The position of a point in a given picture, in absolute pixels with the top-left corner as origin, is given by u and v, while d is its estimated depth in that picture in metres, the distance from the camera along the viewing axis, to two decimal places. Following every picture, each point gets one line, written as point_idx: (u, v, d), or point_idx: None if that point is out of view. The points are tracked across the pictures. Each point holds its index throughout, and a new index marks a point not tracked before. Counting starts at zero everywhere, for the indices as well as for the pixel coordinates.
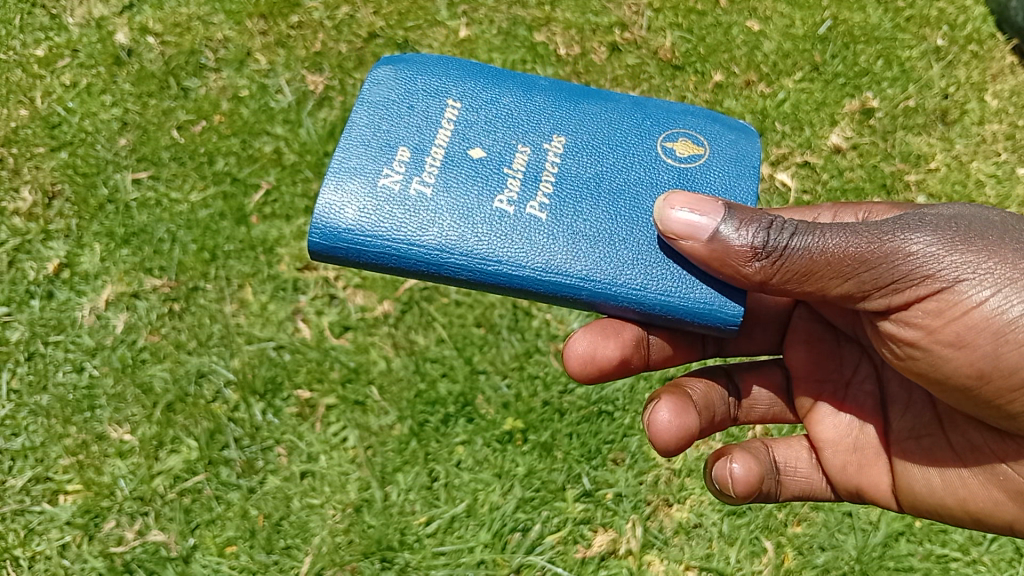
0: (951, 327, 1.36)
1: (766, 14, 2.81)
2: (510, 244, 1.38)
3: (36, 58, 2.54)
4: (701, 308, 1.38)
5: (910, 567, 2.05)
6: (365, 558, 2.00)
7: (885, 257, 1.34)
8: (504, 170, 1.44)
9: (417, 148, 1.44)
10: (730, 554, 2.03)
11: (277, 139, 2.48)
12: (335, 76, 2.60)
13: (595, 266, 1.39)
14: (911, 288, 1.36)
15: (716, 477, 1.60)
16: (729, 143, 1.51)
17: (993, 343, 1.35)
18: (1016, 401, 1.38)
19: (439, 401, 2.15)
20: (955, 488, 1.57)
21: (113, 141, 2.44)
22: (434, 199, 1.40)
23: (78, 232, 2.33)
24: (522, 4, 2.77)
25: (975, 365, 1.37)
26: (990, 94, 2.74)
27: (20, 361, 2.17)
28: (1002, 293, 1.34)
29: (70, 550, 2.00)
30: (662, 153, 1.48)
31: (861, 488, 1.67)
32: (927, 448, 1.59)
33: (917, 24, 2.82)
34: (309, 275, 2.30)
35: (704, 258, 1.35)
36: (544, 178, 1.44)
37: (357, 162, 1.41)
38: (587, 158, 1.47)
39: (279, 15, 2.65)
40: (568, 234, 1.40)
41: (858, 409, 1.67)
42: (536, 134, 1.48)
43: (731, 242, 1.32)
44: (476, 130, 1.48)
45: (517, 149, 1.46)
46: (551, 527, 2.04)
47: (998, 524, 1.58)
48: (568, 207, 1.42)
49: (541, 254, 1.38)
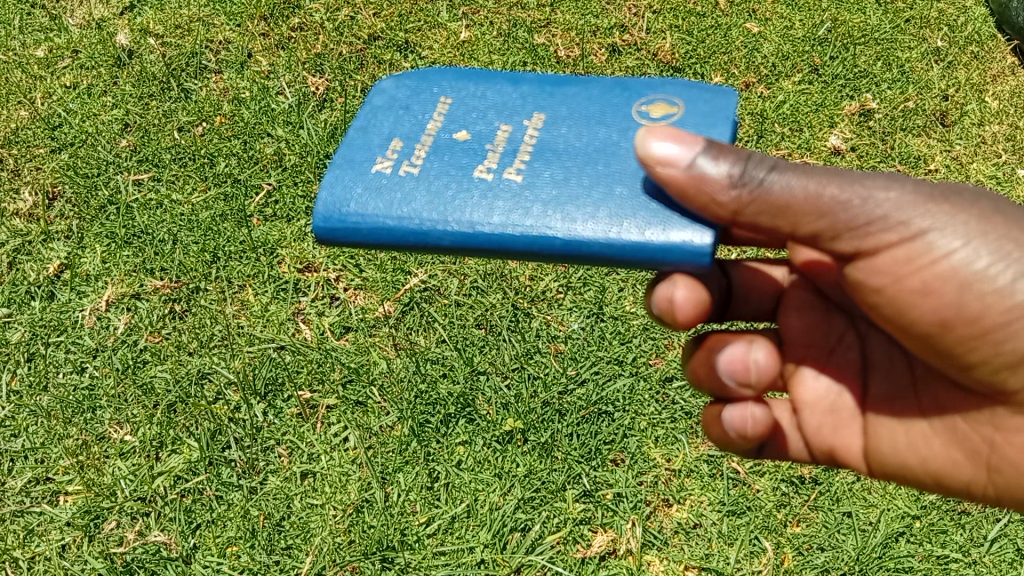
0: (917, 275, 1.36)
1: (765, 16, 2.87)
2: (487, 206, 1.29)
3: (35, 59, 2.68)
4: (669, 241, 1.23)
5: (911, 568, 2.03)
6: (366, 558, 1.98)
7: (862, 202, 1.31)
8: (483, 146, 1.36)
9: (409, 137, 1.39)
10: (729, 555, 2.02)
11: (278, 141, 2.52)
12: (335, 79, 2.64)
13: (570, 215, 1.27)
14: (883, 234, 1.33)
15: (733, 421, 1.58)
16: (706, 101, 1.37)
17: (957, 293, 1.36)
18: (975, 349, 1.40)
19: (439, 402, 2.14)
20: (918, 448, 1.58)
21: (114, 142, 2.52)
22: (421, 177, 1.34)
23: (79, 233, 2.37)
24: (523, 7, 2.83)
25: (937, 312, 1.38)
26: (990, 95, 2.77)
27: (20, 361, 2.19)
28: (973, 246, 1.34)
29: (70, 551, 1.98)
30: (636, 115, 1.37)
31: (833, 450, 1.69)
32: (898, 410, 1.60)
33: (916, 25, 2.90)
34: (310, 276, 2.32)
35: (681, 188, 1.23)
36: (523, 149, 1.35)
37: (357, 153, 1.38)
38: (568, 130, 1.36)
39: (280, 18, 2.78)
40: (543, 195, 1.29)
41: (840, 372, 1.66)
42: (515, 113, 1.40)
43: (708, 175, 1.23)
44: (465, 115, 1.41)
45: (498, 128, 1.38)
46: (551, 527, 2.03)
47: (957, 488, 1.59)
48: (551, 170, 1.31)
49: (520, 213, 1.28)
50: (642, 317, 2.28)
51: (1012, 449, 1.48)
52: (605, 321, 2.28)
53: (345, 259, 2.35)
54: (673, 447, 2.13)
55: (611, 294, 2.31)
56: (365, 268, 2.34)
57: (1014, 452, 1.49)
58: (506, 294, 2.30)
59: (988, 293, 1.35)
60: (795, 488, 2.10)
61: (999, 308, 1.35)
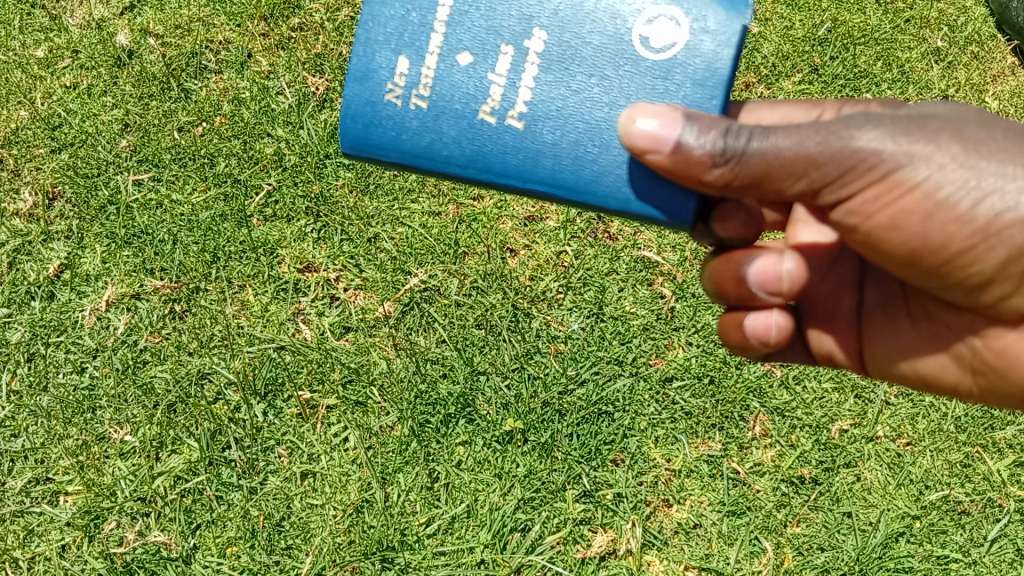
0: (886, 211, 1.34)
1: (765, 16, 2.85)
2: (495, 147, 1.31)
3: (35, 59, 2.68)
4: (657, 204, 1.30)
5: (909, 567, 2.04)
6: (366, 558, 1.99)
7: (830, 152, 1.28)
8: (486, 77, 1.31)
9: (416, 54, 1.32)
10: (729, 555, 2.02)
11: (278, 141, 2.52)
12: (335, 79, 2.64)
13: (573, 162, 1.30)
14: (855, 179, 1.31)
15: (753, 328, 1.62)
16: (711, 18, 1.28)
17: (923, 225, 1.34)
18: (948, 271, 1.40)
19: (439, 403, 2.14)
20: (908, 354, 1.61)
21: (114, 143, 2.52)
22: (433, 109, 1.32)
23: (79, 234, 2.37)
24: None
25: (906, 245, 1.37)
26: (991, 95, 2.81)
27: (20, 361, 2.19)
28: (938, 174, 1.31)
29: (71, 550, 1.99)
30: (636, 43, 1.30)
31: (831, 354, 1.70)
32: (891, 317, 1.61)
33: (916, 25, 2.89)
34: (310, 276, 2.32)
35: (669, 169, 1.24)
36: (526, 83, 1.31)
37: (369, 69, 1.33)
38: (570, 61, 1.31)
39: (280, 18, 2.75)
40: (548, 138, 1.30)
41: (838, 284, 1.67)
42: (515, 27, 1.31)
43: (693, 150, 1.22)
44: (468, 32, 1.32)
45: (500, 49, 1.32)
46: (551, 527, 2.03)
47: (945, 390, 1.62)
48: (554, 112, 1.31)
49: (528, 156, 1.31)
50: (642, 317, 2.28)
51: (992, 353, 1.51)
52: (605, 320, 2.27)
53: (345, 259, 2.35)
54: (673, 447, 2.13)
55: (611, 293, 2.31)
56: (365, 268, 2.33)
57: (996, 355, 1.51)
58: (506, 294, 2.28)
59: (950, 222, 1.34)
60: (795, 488, 2.10)
61: (962, 234, 1.34)
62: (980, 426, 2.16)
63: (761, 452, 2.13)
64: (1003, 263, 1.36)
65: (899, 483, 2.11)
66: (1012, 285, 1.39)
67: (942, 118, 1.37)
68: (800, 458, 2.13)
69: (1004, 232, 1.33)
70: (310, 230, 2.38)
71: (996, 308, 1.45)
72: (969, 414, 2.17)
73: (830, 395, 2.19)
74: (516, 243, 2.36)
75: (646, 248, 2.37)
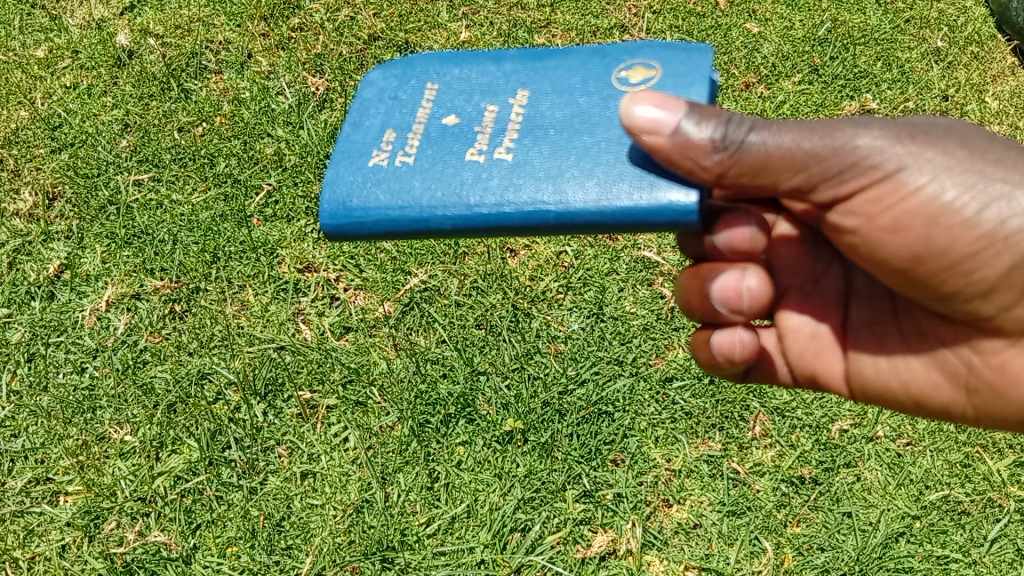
0: (889, 213, 1.36)
1: (765, 16, 2.93)
2: (485, 185, 1.30)
3: (36, 59, 2.71)
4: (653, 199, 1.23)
5: (910, 568, 2.02)
6: (366, 558, 1.98)
7: (832, 150, 1.32)
8: (473, 129, 1.35)
9: (400, 127, 1.38)
10: (729, 555, 2.01)
11: (278, 141, 2.53)
12: (335, 79, 2.66)
13: (562, 182, 1.27)
14: (856, 178, 1.34)
15: (720, 345, 1.64)
16: (681, 61, 1.35)
17: (927, 227, 1.37)
18: (949, 279, 1.41)
19: (439, 403, 2.14)
20: (899, 370, 1.60)
21: (114, 142, 2.54)
22: (419, 167, 1.33)
23: (79, 234, 2.38)
24: (523, 7, 2.92)
25: (908, 248, 1.39)
26: (990, 96, 2.80)
27: (20, 361, 2.19)
28: (940, 180, 1.34)
29: (70, 551, 1.98)
30: (616, 84, 1.35)
31: (814, 373, 1.70)
32: (880, 337, 1.61)
33: (916, 25, 2.93)
34: (310, 276, 2.32)
35: (667, 154, 1.23)
36: (510, 129, 1.34)
37: (358, 145, 1.37)
38: (553, 104, 1.35)
39: (280, 18, 2.81)
40: (536, 170, 1.29)
41: (823, 301, 1.66)
42: (497, 88, 1.38)
43: (692, 135, 1.24)
44: (453, 99, 1.39)
45: (484, 108, 1.37)
46: (551, 527, 2.03)
47: (935, 410, 1.61)
48: (539, 149, 1.31)
49: (516, 189, 1.28)
50: (642, 317, 2.28)
51: (988, 368, 1.52)
52: (605, 321, 2.28)
53: (345, 259, 2.35)
54: (673, 447, 2.13)
55: (611, 293, 2.31)
56: (365, 268, 2.34)
57: (992, 370, 1.52)
58: (506, 294, 2.29)
59: (955, 226, 1.36)
60: (795, 488, 2.09)
61: (966, 239, 1.37)
62: (979, 426, 2.16)
63: (761, 452, 2.13)
64: (1006, 270, 1.38)
65: (899, 483, 2.10)
66: (1014, 296, 1.41)
67: (944, 126, 1.40)
68: (800, 458, 2.13)
69: (1008, 239, 1.36)
70: (310, 230, 2.39)
71: (994, 321, 1.46)
72: None
73: (830, 394, 2.20)
74: (516, 243, 2.39)
75: (646, 248, 2.38)
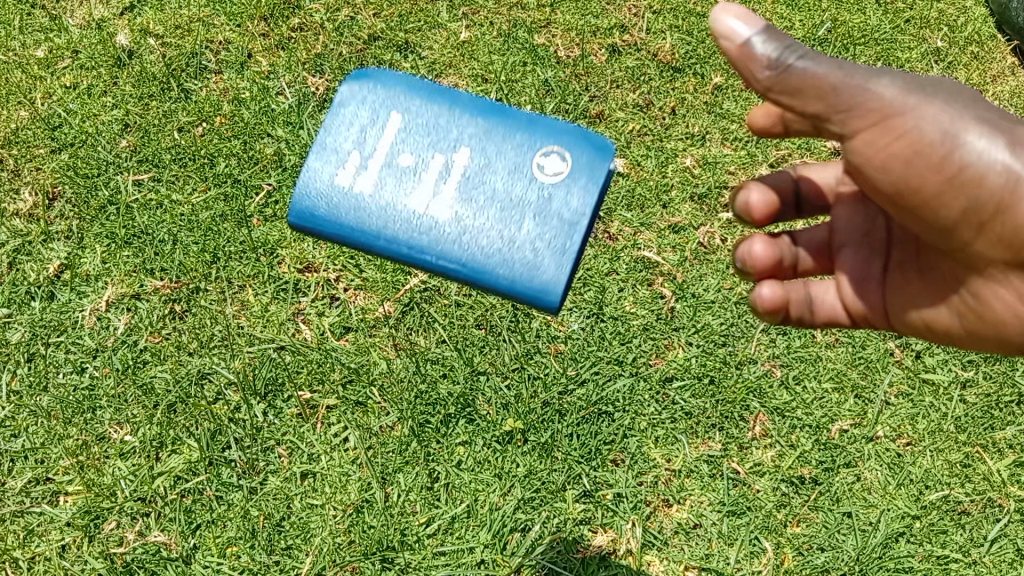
0: (895, 150, 1.31)
1: (765, 16, 2.92)
2: (423, 233, 1.32)
3: (35, 59, 2.71)
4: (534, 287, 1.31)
5: (909, 568, 2.03)
6: (366, 558, 1.98)
7: (846, 82, 1.28)
8: (420, 172, 1.34)
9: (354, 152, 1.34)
10: (729, 555, 2.02)
11: (278, 141, 2.55)
12: (335, 79, 2.71)
13: (484, 251, 1.31)
14: (863, 113, 1.29)
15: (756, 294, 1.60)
16: (585, 162, 1.34)
17: (927, 168, 1.30)
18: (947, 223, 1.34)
19: (439, 403, 2.14)
20: (923, 314, 1.49)
21: (114, 142, 2.54)
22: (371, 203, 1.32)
23: (79, 234, 2.38)
24: (523, 8, 2.93)
25: (909, 187, 1.33)
26: (990, 95, 2.86)
27: (20, 361, 2.19)
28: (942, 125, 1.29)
29: (70, 551, 1.98)
30: (534, 170, 1.34)
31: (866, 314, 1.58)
32: (907, 282, 1.51)
33: (916, 25, 2.94)
34: (310, 276, 2.32)
35: (731, 57, 1.28)
36: (451, 181, 1.34)
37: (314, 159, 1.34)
38: (495, 172, 1.34)
39: (280, 18, 2.81)
40: (468, 232, 1.32)
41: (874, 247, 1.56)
42: (450, 137, 1.36)
43: (759, 45, 1.26)
44: (414, 133, 1.36)
45: (432, 155, 1.35)
46: (551, 527, 2.03)
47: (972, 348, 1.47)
48: (474, 212, 1.33)
49: (449, 243, 1.32)
50: (642, 317, 2.29)
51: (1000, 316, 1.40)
52: (605, 320, 2.28)
53: (345, 259, 2.35)
54: (673, 447, 2.13)
55: (611, 293, 2.32)
56: (365, 267, 2.33)
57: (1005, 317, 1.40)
58: None
59: (957, 169, 1.29)
60: (794, 488, 2.09)
61: (966, 184, 1.30)
62: (979, 426, 2.17)
63: (761, 452, 2.13)
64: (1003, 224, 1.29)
65: (899, 483, 2.10)
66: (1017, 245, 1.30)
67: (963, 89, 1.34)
68: (799, 458, 2.13)
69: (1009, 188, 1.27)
70: None
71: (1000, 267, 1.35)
72: (968, 415, 2.18)
73: (831, 394, 2.20)
74: None
75: (646, 248, 2.42)
